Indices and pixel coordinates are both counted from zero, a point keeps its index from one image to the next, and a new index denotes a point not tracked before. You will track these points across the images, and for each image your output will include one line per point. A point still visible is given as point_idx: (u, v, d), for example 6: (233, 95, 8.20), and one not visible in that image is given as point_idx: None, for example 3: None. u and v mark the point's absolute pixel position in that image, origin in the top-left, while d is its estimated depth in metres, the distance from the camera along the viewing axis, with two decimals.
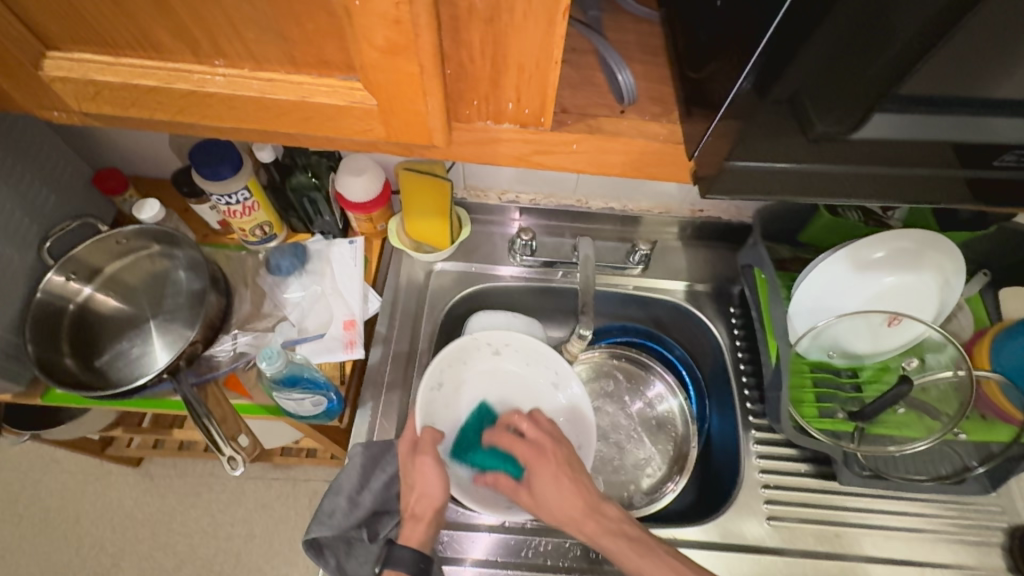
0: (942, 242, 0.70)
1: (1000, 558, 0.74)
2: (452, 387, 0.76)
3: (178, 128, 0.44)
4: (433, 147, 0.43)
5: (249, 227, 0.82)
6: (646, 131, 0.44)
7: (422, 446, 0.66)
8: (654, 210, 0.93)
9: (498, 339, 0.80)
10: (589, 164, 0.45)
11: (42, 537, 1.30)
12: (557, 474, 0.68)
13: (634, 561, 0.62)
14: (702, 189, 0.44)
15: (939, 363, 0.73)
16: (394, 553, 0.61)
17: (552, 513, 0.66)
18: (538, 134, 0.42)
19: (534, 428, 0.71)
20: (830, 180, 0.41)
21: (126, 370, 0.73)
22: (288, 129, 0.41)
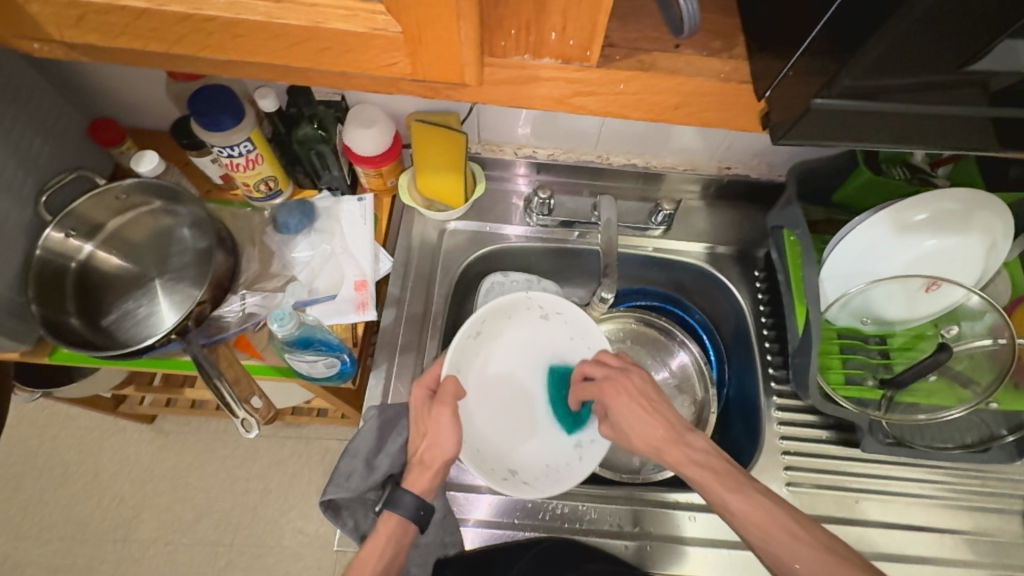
0: (991, 202, 0.66)
1: (1019, 526, 0.73)
2: (491, 338, 0.72)
3: (175, 62, 0.40)
4: (463, 86, 0.39)
5: (253, 181, 0.78)
6: (701, 69, 0.40)
7: (444, 394, 0.63)
8: (678, 166, 0.88)
9: (550, 304, 0.74)
10: (633, 107, 0.41)
11: (64, 490, 1.33)
12: (633, 402, 0.68)
13: (720, 494, 0.61)
14: (772, 136, 0.40)
15: (974, 332, 0.70)
16: (396, 497, 0.61)
17: (639, 441, 0.67)
18: (582, 71, 0.38)
19: (598, 366, 0.71)
20: (910, 127, 0.37)
21: (134, 330, 0.71)
22: (301, 62, 0.37)
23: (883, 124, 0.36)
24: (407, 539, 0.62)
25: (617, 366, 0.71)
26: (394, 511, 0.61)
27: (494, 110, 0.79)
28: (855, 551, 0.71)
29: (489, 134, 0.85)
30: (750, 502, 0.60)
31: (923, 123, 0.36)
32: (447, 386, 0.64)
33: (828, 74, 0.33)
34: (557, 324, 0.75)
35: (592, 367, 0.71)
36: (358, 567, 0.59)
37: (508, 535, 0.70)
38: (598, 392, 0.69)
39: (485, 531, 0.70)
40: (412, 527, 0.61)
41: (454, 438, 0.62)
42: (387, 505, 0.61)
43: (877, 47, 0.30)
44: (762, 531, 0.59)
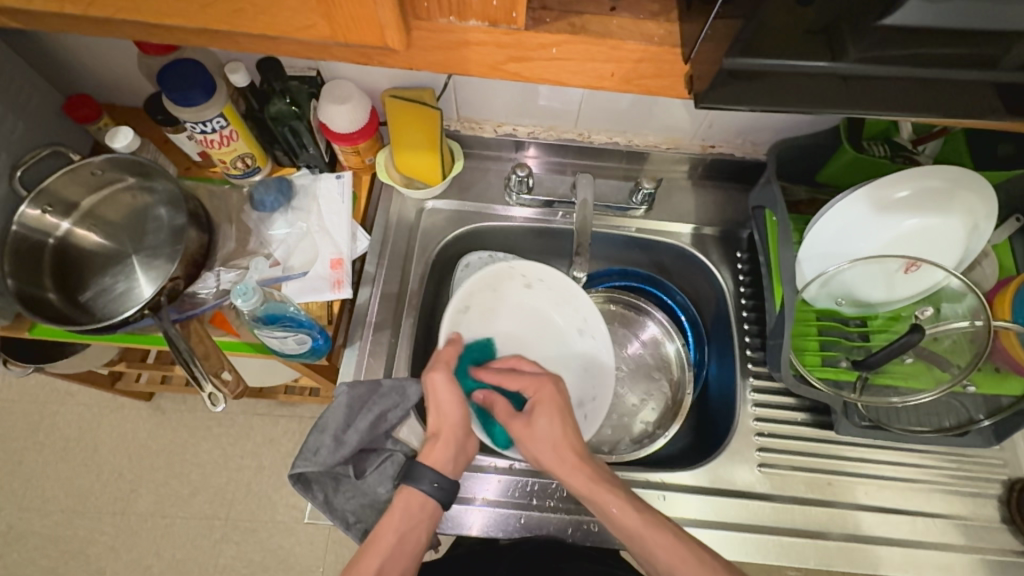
0: (975, 180, 0.64)
1: (994, 510, 0.73)
2: (479, 312, 0.77)
3: (102, 28, 0.40)
4: (392, 52, 0.39)
5: (229, 158, 0.78)
6: (635, 33, 0.40)
7: (439, 360, 0.68)
8: (662, 145, 0.87)
9: (532, 272, 0.78)
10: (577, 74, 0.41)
11: (64, 464, 1.36)
12: (553, 415, 0.68)
13: (630, 518, 0.61)
14: (696, 98, 0.40)
15: (955, 313, 0.69)
16: (415, 470, 0.63)
17: (549, 451, 0.66)
18: (512, 36, 0.38)
19: (529, 367, 0.73)
20: (840, 87, 0.37)
21: (111, 305, 0.72)
22: (221, 25, 0.37)
23: (811, 87, 0.37)
24: (428, 519, 0.62)
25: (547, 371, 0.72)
26: (414, 486, 0.63)
27: (470, 85, 0.78)
28: (824, 532, 0.71)
29: (467, 110, 0.83)
30: (659, 529, 0.60)
31: (898, 88, 0.37)
32: (443, 353, 0.69)
33: (828, 44, 0.35)
34: (540, 291, 0.79)
35: (524, 363, 0.73)
36: (377, 542, 0.60)
37: (482, 515, 0.70)
38: (529, 389, 0.70)
39: (463, 509, 0.70)
40: (432, 504, 0.63)
41: (460, 404, 0.66)
42: (406, 479, 0.63)
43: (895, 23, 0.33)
44: (671, 559, 0.59)
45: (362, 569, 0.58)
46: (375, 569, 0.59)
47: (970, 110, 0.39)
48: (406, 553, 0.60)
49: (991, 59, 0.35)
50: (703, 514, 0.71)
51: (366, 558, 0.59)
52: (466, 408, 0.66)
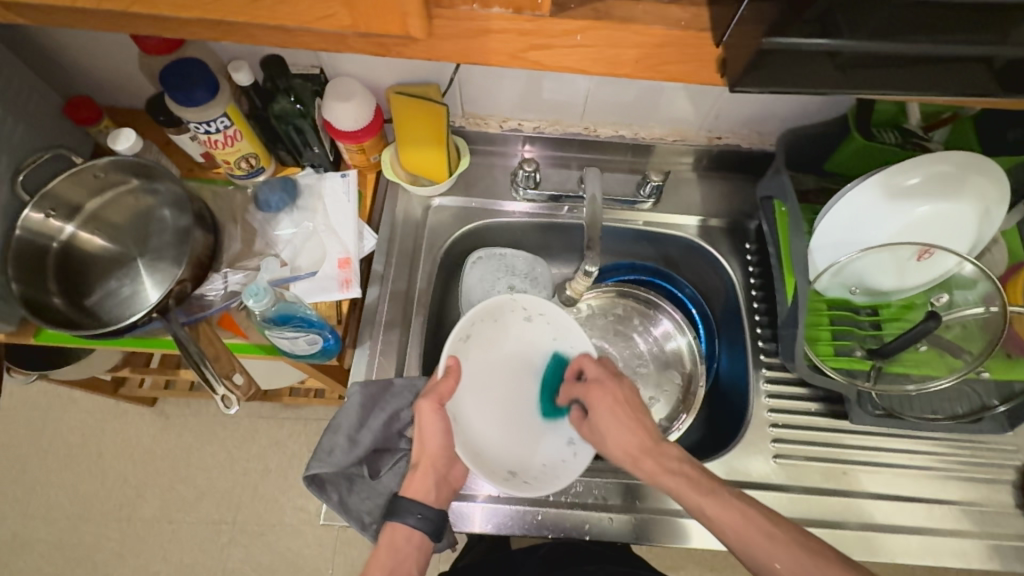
0: (986, 165, 0.64)
1: (1009, 496, 0.73)
2: (480, 343, 0.70)
3: (116, 24, 0.39)
4: (412, 42, 0.38)
5: (233, 159, 0.77)
6: (658, 18, 0.39)
7: (431, 395, 0.63)
8: (668, 137, 0.86)
9: (534, 305, 0.72)
10: (597, 62, 0.41)
11: (68, 471, 1.35)
12: (614, 408, 0.67)
13: (695, 499, 0.60)
14: (730, 82, 0.39)
15: (968, 300, 0.69)
16: (399, 505, 0.62)
17: (615, 447, 0.66)
18: (534, 23, 0.38)
19: (595, 366, 0.70)
20: (865, 71, 0.37)
21: (118, 309, 0.71)
22: (237, 17, 0.36)
23: (837, 68, 0.37)
24: (416, 552, 0.61)
25: (610, 370, 0.70)
26: (399, 520, 0.62)
27: (476, 80, 0.77)
28: (841, 522, 0.70)
29: (472, 105, 0.83)
30: (725, 507, 0.59)
31: (910, 69, 0.37)
32: (438, 386, 0.63)
33: (827, 27, 0.34)
34: (542, 326, 0.73)
35: (588, 363, 0.71)
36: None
37: (491, 510, 0.70)
38: (586, 395, 0.69)
39: (477, 508, 0.70)
40: (419, 535, 0.62)
41: (442, 440, 0.63)
42: (391, 514, 0.62)
43: (885, 7, 0.33)
44: (739, 534, 0.58)
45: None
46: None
47: (994, 89, 0.39)
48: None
49: (1011, 43, 0.35)
50: None
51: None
52: (448, 441, 0.63)
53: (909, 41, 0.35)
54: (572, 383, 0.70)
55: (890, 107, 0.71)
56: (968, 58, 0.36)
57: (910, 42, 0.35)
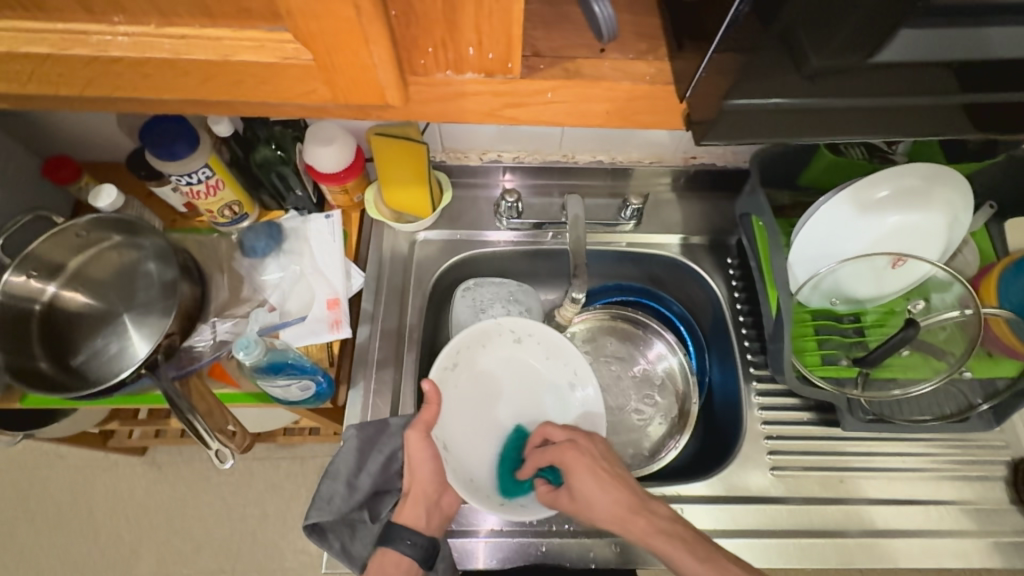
0: (950, 176, 0.66)
1: (1002, 492, 0.74)
2: (468, 369, 0.74)
3: (95, 103, 0.40)
4: (390, 107, 0.40)
5: (217, 208, 0.78)
6: (625, 73, 0.41)
7: (416, 423, 0.64)
8: (645, 160, 0.89)
9: (521, 327, 0.77)
10: (569, 114, 0.42)
11: (59, 531, 1.31)
12: (589, 470, 0.65)
13: (691, 564, 0.59)
14: (696, 136, 0.42)
15: (944, 303, 0.71)
16: (389, 531, 0.62)
17: (601, 513, 0.64)
18: (508, 84, 0.39)
19: (559, 431, 0.70)
20: (828, 116, 0.39)
21: (105, 367, 0.70)
22: (216, 95, 0.37)
23: (802, 117, 0.38)
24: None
25: (575, 430, 0.70)
26: (392, 547, 0.61)
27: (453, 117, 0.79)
28: (842, 531, 0.71)
29: (452, 141, 0.84)
30: (722, 574, 0.58)
31: (863, 110, 0.38)
32: (421, 413, 0.64)
33: (775, 76, 0.35)
34: (530, 345, 0.78)
35: (552, 428, 0.71)
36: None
37: (494, 544, 0.70)
38: (558, 458, 0.67)
39: (479, 543, 0.70)
40: (412, 563, 0.61)
41: (432, 465, 0.64)
42: (383, 541, 0.62)
43: (846, 26, 0.32)
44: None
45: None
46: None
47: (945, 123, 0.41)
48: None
49: (954, 85, 0.37)
50: (721, 524, 0.71)
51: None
52: (437, 467, 0.64)
53: (857, 97, 0.37)
54: (537, 454, 0.70)
55: None
56: (917, 100, 0.38)
57: (858, 100, 0.37)
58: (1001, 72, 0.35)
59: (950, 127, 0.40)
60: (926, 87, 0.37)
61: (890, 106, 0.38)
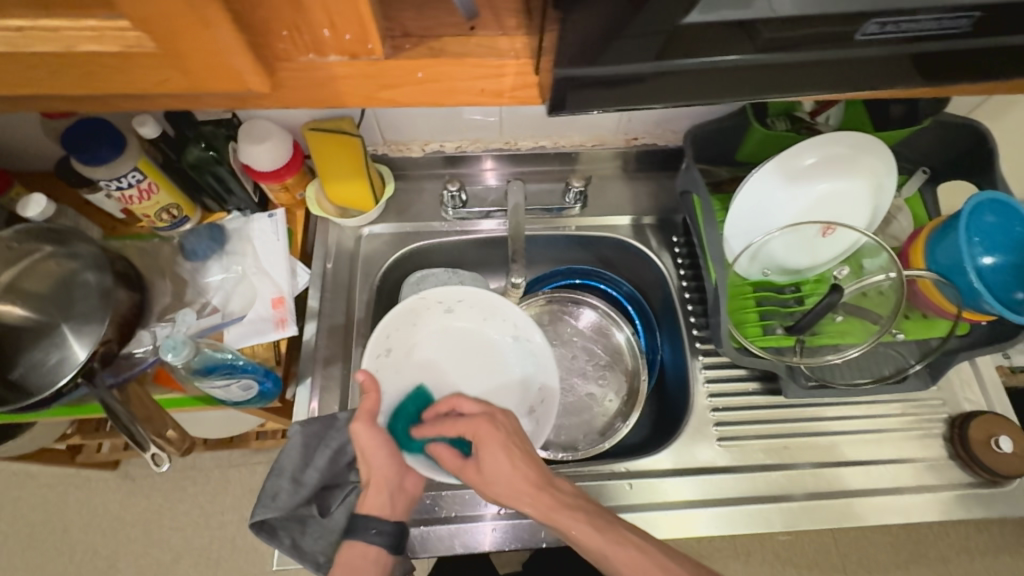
0: (874, 143, 0.68)
1: (941, 448, 0.76)
2: (403, 349, 0.76)
3: None
4: (262, 95, 0.40)
5: (153, 212, 0.77)
6: (488, 49, 0.42)
7: (360, 414, 0.63)
8: (588, 143, 0.89)
9: (448, 296, 0.77)
10: (444, 94, 0.43)
11: (31, 550, 1.29)
12: (501, 448, 0.65)
13: (594, 538, 0.61)
14: (550, 107, 0.41)
15: (874, 268, 0.74)
16: (356, 523, 0.62)
17: (504, 490, 0.64)
18: (375, 65, 0.40)
19: (470, 404, 0.69)
20: (692, 82, 0.40)
21: (44, 380, 0.69)
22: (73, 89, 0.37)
23: (663, 85, 0.39)
24: (377, 568, 0.62)
25: (490, 405, 0.69)
26: (359, 538, 0.62)
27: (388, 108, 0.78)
28: (788, 495, 0.73)
29: (392, 133, 0.84)
30: (620, 544, 0.61)
31: (722, 75, 0.39)
32: (362, 403, 0.63)
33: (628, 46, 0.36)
34: (461, 311, 0.78)
35: (462, 402, 0.69)
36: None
37: (450, 531, 0.71)
38: (470, 432, 0.66)
39: (430, 531, 0.71)
40: (383, 550, 0.62)
41: (385, 450, 0.64)
42: (350, 533, 0.62)
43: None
44: (633, 572, 0.59)
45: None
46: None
47: (814, 86, 0.42)
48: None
49: (805, 47, 0.38)
50: (671, 496, 0.73)
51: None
52: (392, 451, 0.64)
53: (710, 56, 0.38)
54: (447, 423, 0.68)
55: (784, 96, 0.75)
56: (773, 62, 0.39)
57: (714, 59, 0.38)
58: (843, 29, 0.37)
59: (813, 87, 0.42)
60: (776, 48, 0.38)
61: (747, 68, 0.39)
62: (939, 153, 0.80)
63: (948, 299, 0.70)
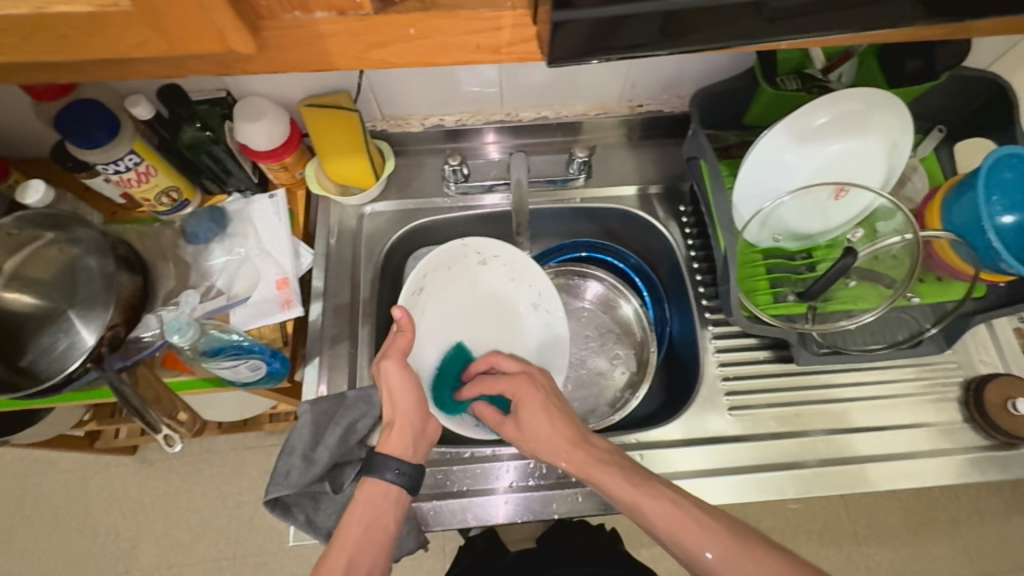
0: (888, 99, 0.65)
1: (956, 411, 0.75)
2: (434, 292, 0.76)
3: None
4: (248, 58, 0.40)
5: (152, 195, 0.76)
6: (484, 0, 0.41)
7: (390, 350, 0.63)
8: (592, 112, 0.87)
9: (486, 249, 0.76)
10: (437, 50, 0.42)
11: (58, 532, 1.33)
12: (540, 406, 0.67)
13: (627, 492, 0.61)
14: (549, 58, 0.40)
15: (888, 231, 0.71)
16: (376, 461, 0.62)
17: (542, 445, 0.66)
18: (364, 21, 0.39)
19: (513, 363, 0.72)
20: (689, 25, 0.38)
21: (54, 365, 0.70)
22: (49, 56, 0.37)
23: (658, 29, 0.38)
24: (394, 507, 0.62)
25: (529, 364, 0.72)
26: (377, 477, 0.62)
27: (385, 81, 0.76)
28: (800, 462, 0.72)
29: (390, 107, 0.82)
30: (655, 498, 0.60)
31: (719, 17, 0.38)
32: (396, 341, 0.63)
33: None
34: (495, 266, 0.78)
35: (501, 359, 0.73)
36: (341, 538, 0.59)
37: (463, 505, 0.71)
38: (510, 390, 0.69)
39: (443, 506, 0.71)
40: (397, 491, 0.62)
41: (411, 391, 0.64)
42: (369, 471, 0.62)
43: None
44: (670, 525, 0.58)
45: (330, 565, 0.58)
46: (343, 565, 0.58)
47: (818, 25, 0.40)
48: (374, 545, 0.60)
49: None
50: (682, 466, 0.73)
51: (333, 555, 0.59)
52: (420, 396, 0.64)
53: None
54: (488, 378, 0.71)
55: (794, 52, 0.72)
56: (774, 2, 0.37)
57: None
58: None
59: (816, 27, 0.40)
60: None
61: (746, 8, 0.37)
62: (955, 109, 0.77)
63: (963, 259, 0.67)
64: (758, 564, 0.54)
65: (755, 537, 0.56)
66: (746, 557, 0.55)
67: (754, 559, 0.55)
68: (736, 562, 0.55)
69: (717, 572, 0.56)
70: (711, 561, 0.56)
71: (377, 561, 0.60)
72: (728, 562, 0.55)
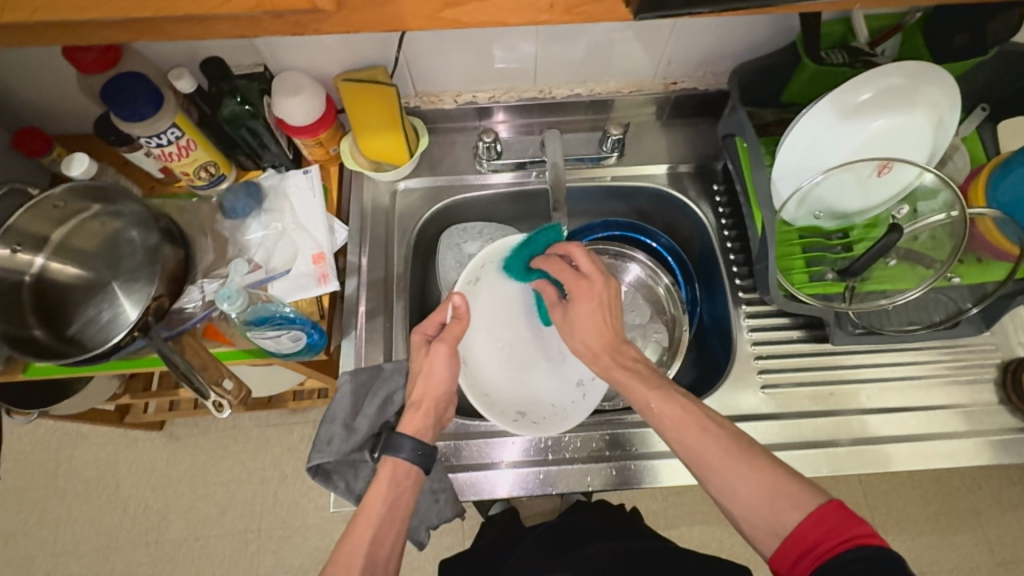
0: (934, 73, 0.64)
1: (992, 393, 0.75)
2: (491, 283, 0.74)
3: (36, 38, 0.41)
4: (323, 17, 0.41)
5: (192, 170, 0.77)
6: None
7: (444, 335, 0.65)
8: (625, 89, 0.86)
9: None
10: (504, 10, 0.43)
11: (89, 504, 1.36)
12: (595, 310, 0.66)
13: (641, 393, 0.62)
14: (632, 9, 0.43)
15: (932, 209, 0.70)
16: (395, 440, 0.62)
17: (581, 342, 0.67)
18: None
19: (587, 261, 0.66)
20: None
21: (100, 334, 0.71)
22: (138, 9, 0.38)
23: None
24: (416, 484, 0.62)
25: (597, 267, 0.66)
26: (395, 455, 0.62)
27: (423, 54, 0.76)
28: (833, 441, 0.73)
29: (424, 84, 0.82)
30: (666, 401, 0.60)
31: None
32: (449, 328, 0.65)
33: None
34: None
35: (577, 254, 0.67)
36: (366, 513, 0.59)
37: (494, 477, 0.72)
38: (570, 286, 0.66)
39: (479, 476, 0.72)
40: (416, 471, 0.62)
41: (450, 376, 0.65)
42: (387, 450, 0.62)
43: None
44: (676, 426, 0.59)
45: (356, 540, 0.58)
46: (367, 540, 0.58)
47: None
48: (396, 521, 0.60)
49: None
50: None
51: (357, 531, 0.58)
52: (453, 387, 0.65)
53: None
54: (557, 266, 0.68)
55: (835, 27, 0.72)
56: None
57: None
58: None
59: None
60: None
61: None
62: (1001, 88, 0.75)
63: (1007, 238, 0.66)
64: (755, 469, 0.55)
65: (758, 450, 0.57)
66: (741, 461, 0.56)
67: (750, 463, 0.55)
68: (730, 467, 0.56)
69: (712, 472, 0.57)
70: (711, 462, 0.57)
71: (396, 539, 0.60)
72: (725, 465, 0.56)
